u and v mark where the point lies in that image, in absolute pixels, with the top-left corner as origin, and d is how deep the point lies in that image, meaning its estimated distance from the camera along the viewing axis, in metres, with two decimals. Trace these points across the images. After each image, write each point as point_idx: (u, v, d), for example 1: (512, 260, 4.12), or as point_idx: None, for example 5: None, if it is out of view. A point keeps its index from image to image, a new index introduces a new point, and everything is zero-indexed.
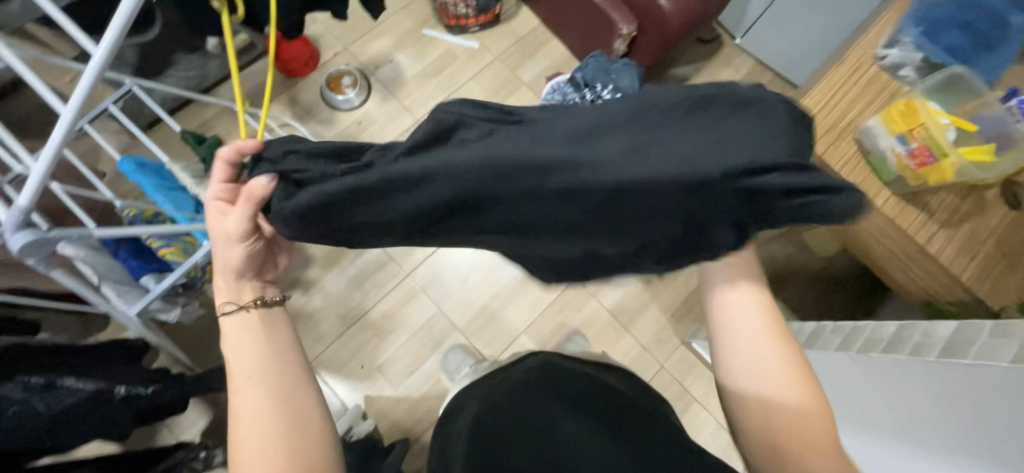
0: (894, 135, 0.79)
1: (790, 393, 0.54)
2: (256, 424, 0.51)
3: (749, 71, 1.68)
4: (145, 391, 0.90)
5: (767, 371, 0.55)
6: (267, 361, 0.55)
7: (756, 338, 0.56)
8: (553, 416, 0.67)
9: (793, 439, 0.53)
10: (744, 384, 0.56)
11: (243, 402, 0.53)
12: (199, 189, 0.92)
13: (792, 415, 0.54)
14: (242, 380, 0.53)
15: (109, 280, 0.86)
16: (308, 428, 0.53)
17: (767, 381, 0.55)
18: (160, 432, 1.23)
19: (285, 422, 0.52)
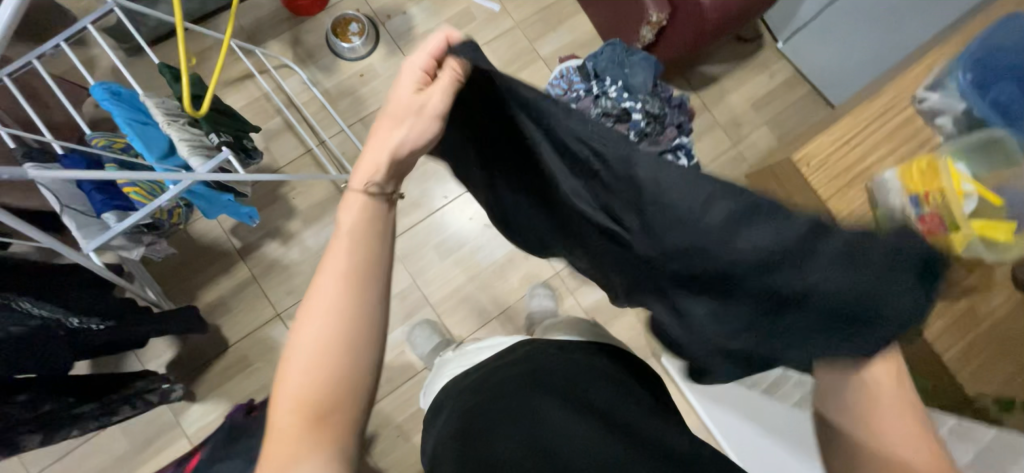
0: (907, 194, 0.71)
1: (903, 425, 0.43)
2: (313, 333, 0.46)
3: (784, 81, 1.54)
4: (97, 327, 0.91)
5: (882, 437, 0.44)
6: (348, 277, 0.47)
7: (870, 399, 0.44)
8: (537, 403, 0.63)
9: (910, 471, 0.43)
10: (845, 415, 0.45)
11: (313, 296, 0.47)
12: (172, 129, 0.88)
13: (899, 441, 0.43)
14: (330, 278, 0.46)
15: (70, 210, 0.85)
16: (358, 363, 0.47)
17: (876, 442, 0.44)
18: (128, 357, 1.26)
19: (327, 354, 0.45)
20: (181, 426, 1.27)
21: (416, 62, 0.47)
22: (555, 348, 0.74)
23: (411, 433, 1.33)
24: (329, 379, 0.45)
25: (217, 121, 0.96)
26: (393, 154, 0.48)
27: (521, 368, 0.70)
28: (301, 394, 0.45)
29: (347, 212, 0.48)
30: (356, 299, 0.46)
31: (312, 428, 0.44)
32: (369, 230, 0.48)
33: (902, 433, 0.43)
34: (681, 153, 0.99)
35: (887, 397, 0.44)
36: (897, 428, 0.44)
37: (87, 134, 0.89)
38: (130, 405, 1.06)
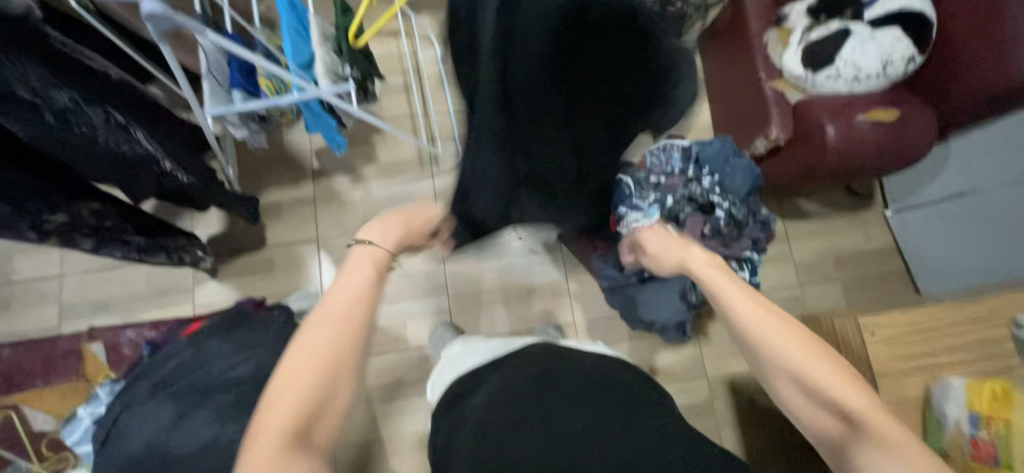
0: (968, 409, 0.72)
1: (766, 322, 0.64)
2: (304, 360, 0.60)
3: (879, 249, 1.47)
4: (182, 178, 1.00)
5: (733, 303, 0.68)
6: (353, 309, 0.64)
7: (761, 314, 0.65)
8: (559, 396, 0.74)
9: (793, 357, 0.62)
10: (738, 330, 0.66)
11: (306, 334, 0.61)
12: (320, 49, 0.99)
13: (764, 334, 0.64)
14: (343, 303, 0.64)
15: (212, 77, 0.96)
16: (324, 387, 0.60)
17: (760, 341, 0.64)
18: (183, 215, 1.38)
19: (328, 364, 0.61)
20: (193, 295, 1.36)
21: None
22: (573, 353, 0.86)
23: (374, 402, 1.34)
24: (318, 391, 0.59)
25: (358, 59, 1.05)
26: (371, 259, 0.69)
27: (535, 368, 0.80)
28: (296, 405, 0.58)
29: (355, 279, 0.66)
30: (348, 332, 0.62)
31: (297, 440, 0.56)
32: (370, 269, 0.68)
33: (796, 346, 0.62)
34: (744, 266, 0.99)
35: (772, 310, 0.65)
36: (797, 338, 0.63)
37: (256, 24, 1.01)
38: (167, 254, 1.14)
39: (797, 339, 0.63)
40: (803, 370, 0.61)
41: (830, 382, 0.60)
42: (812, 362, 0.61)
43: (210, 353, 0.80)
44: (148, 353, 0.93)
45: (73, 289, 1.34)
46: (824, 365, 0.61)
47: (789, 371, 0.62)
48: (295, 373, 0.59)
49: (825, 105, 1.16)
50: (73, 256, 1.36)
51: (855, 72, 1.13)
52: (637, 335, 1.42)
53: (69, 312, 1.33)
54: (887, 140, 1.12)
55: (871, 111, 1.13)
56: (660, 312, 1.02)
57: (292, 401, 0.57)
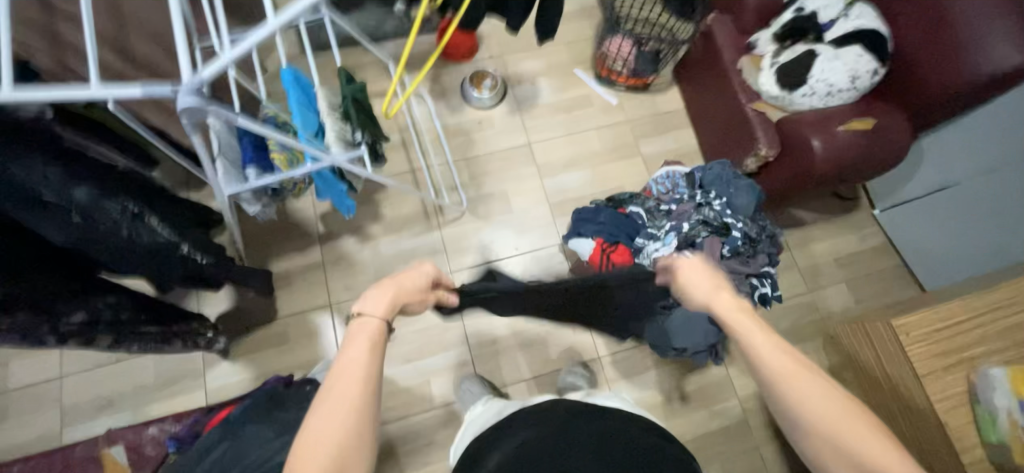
0: (1016, 398, 0.71)
1: (821, 395, 0.59)
2: (328, 417, 0.55)
3: (875, 247, 1.53)
4: (201, 260, 0.98)
5: (803, 396, 0.59)
6: (353, 384, 0.58)
7: (793, 382, 0.60)
8: (568, 464, 0.71)
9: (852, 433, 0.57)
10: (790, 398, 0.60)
11: (330, 393, 0.57)
12: (329, 120, 1.02)
13: (831, 416, 0.58)
14: (351, 371, 0.59)
15: (225, 158, 0.98)
16: (355, 432, 0.56)
17: (810, 408, 0.59)
18: (190, 296, 1.35)
19: (348, 432, 0.55)
20: (204, 379, 1.30)
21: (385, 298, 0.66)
22: (598, 417, 0.79)
23: (406, 468, 1.28)
24: None
25: (366, 123, 1.07)
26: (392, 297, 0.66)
27: (539, 450, 0.74)
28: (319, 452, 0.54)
29: (371, 303, 0.65)
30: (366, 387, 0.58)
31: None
32: (368, 343, 0.62)
33: (841, 412, 0.58)
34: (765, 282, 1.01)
35: (796, 373, 0.60)
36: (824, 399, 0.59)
37: (264, 102, 1.05)
38: (181, 340, 1.10)
39: (842, 405, 0.58)
40: (861, 453, 0.56)
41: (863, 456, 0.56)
42: (864, 439, 0.56)
43: (250, 442, 0.77)
44: (174, 449, 0.88)
45: (75, 389, 1.27)
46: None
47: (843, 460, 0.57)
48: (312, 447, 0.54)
49: (806, 120, 1.25)
50: (73, 353, 1.29)
51: (827, 88, 1.23)
52: (663, 361, 1.41)
53: (71, 415, 1.25)
54: (869, 145, 1.20)
55: (850, 122, 1.22)
56: (691, 337, 1.03)
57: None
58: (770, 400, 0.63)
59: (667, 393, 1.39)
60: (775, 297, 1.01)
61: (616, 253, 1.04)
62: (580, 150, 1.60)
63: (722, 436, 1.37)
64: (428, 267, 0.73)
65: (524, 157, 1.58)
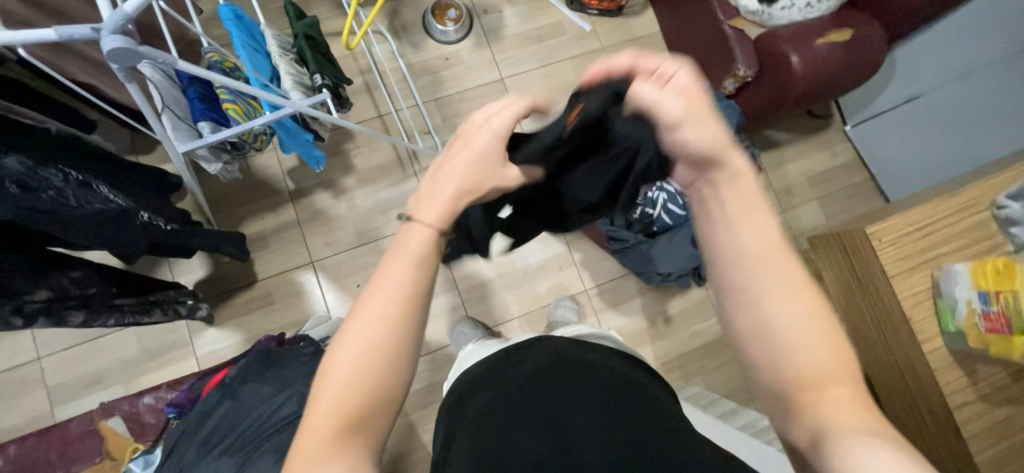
0: (976, 289, 0.76)
1: (794, 310, 0.45)
2: (359, 351, 0.44)
3: (845, 163, 1.58)
4: (163, 226, 0.92)
5: (782, 315, 0.45)
6: (403, 300, 0.46)
7: (772, 288, 0.45)
8: (563, 394, 0.68)
9: (816, 358, 0.44)
10: (750, 314, 0.46)
11: (354, 324, 0.45)
12: (282, 62, 0.93)
13: (792, 334, 0.45)
14: (384, 305, 0.45)
15: (171, 112, 0.88)
16: (395, 383, 0.45)
17: (779, 326, 0.45)
18: (161, 266, 1.29)
19: (380, 356, 0.44)
20: (191, 347, 1.28)
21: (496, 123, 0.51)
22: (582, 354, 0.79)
23: (410, 409, 1.33)
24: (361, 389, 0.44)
25: (324, 64, 0.99)
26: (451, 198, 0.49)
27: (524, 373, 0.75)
28: (350, 403, 0.43)
29: (404, 251, 0.47)
30: (409, 332, 0.45)
31: (346, 444, 0.43)
32: (416, 258, 0.47)
33: (801, 320, 0.45)
34: None
35: (781, 260, 0.46)
36: (793, 291, 0.45)
37: (205, 46, 0.93)
38: (160, 311, 1.06)
39: (819, 324, 0.45)
40: (810, 374, 0.44)
41: (813, 374, 0.44)
42: (822, 359, 0.45)
43: (252, 400, 0.77)
44: (174, 415, 0.88)
45: (56, 369, 1.24)
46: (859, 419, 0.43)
47: (800, 384, 0.44)
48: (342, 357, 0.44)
49: (786, 33, 1.21)
50: (47, 334, 1.24)
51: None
52: (647, 288, 1.47)
53: (58, 394, 1.23)
54: (846, 57, 1.18)
55: (828, 33, 1.19)
56: (675, 261, 1.06)
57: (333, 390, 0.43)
58: (722, 295, 0.48)
59: (652, 318, 1.46)
60: None
61: None
62: (555, 83, 1.54)
63: (704, 352, 1.46)
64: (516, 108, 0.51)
65: (498, 93, 1.51)
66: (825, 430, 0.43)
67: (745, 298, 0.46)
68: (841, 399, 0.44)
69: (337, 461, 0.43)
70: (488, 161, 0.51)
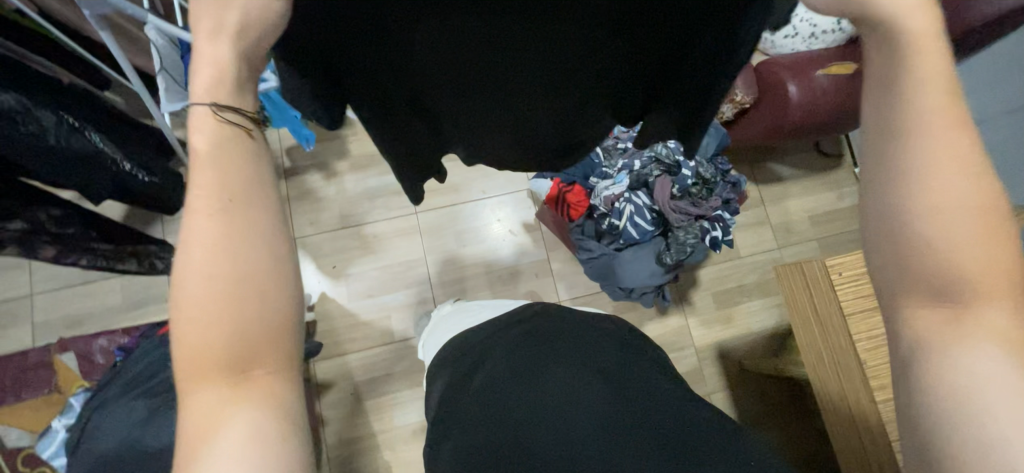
0: None
1: (964, 190, 0.41)
2: (195, 283, 0.41)
3: (851, 206, 1.53)
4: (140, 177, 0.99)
5: (948, 201, 0.41)
6: (221, 226, 0.41)
7: (937, 167, 0.41)
8: (550, 362, 0.77)
9: (972, 258, 0.42)
10: (902, 210, 0.42)
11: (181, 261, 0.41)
12: None
13: (953, 223, 0.41)
14: (200, 203, 0.42)
15: (167, 74, 0.94)
16: (253, 303, 0.41)
17: (935, 215, 0.41)
18: (153, 223, 1.35)
19: (228, 285, 0.41)
20: None
21: None
22: (569, 319, 0.87)
23: (366, 396, 1.33)
24: (227, 330, 0.40)
25: None
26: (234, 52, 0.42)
27: (516, 339, 0.83)
28: (210, 343, 0.40)
29: (194, 133, 0.42)
30: (230, 230, 0.41)
31: (234, 380, 0.41)
32: (222, 159, 0.43)
33: (965, 226, 0.41)
34: (716, 225, 0.99)
35: (956, 129, 0.41)
36: (967, 182, 0.41)
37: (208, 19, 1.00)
38: (137, 260, 1.12)
39: (979, 214, 0.41)
40: (961, 273, 0.42)
41: (966, 277, 0.42)
42: (978, 258, 0.42)
43: None
44: (121, 358, 0.91)
45: (44, 307, 1.31)
46: (996, 337, 0.42)
47: (939, 292, 0.42)
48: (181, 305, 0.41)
49: (788, 62, 1.18)
50: (42, 273, 1.33)
51: (812, 29, 1.16)
52: (624, 308, 1.42)
53: (40, 331, 1.30)
54: (845, 91, 1.14)
55: (829, 66, 1.15)
56: (639, 276, 1.02)
57: (190, 338, 0.41)
58: (870, 196, 0.44)
59: None
60: (725, 242, 0.99)
61: (571, 193, 1.02)
62: None
63: None
64: None
65: None
66: (956, 353, 0.42)
67: (903, 183, 0.42)
68: (990, 319, 0.42)
69: (242, 400, 0.41)
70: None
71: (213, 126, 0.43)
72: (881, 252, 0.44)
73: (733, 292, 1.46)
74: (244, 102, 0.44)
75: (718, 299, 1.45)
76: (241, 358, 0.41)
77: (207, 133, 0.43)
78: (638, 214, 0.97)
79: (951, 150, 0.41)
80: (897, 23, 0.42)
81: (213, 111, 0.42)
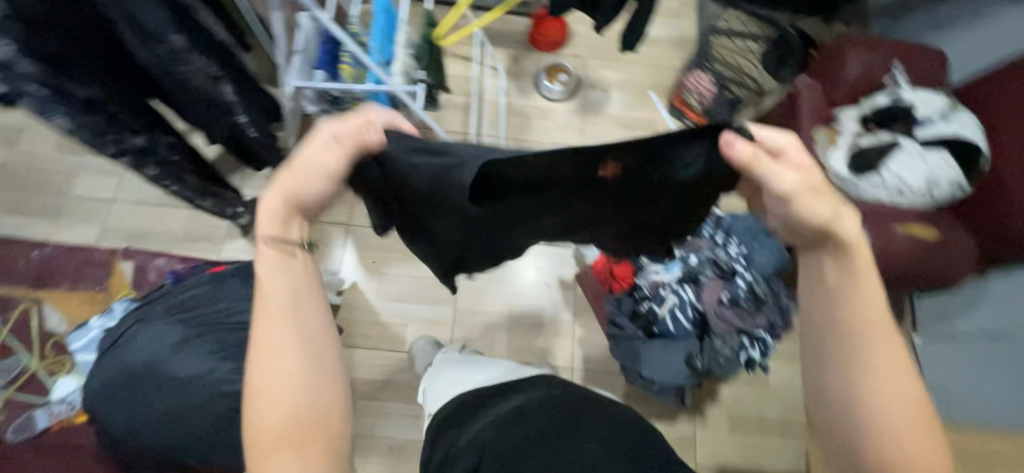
0: None
1: (890, 360, 0.56)
2: (280, 372, 0.53)
3: None
4: (249, 133, 1.10)
5: (877, 369, 0.56)
6: (295, 330, 0.54)
7: (872, 344, 0.57)
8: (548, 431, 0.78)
9: (905, 417, 0.55)
10: (848, 370, 0.57)
11: (263, 357, 0.54)
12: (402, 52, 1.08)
13: (886, 387, 0.56)
14: (275, 309, 0.55)
15: (303, 55, 1.06)
16: (323, 388, 0.55)
17: (871, 380, 0.56)
18: (236, 172, 1.48)
19: (298, 373, 0.54)
20: (221, 247, 1.43)
21: (326, 133, 0.57)
22: (568, 391, 0.88)
23: (358, 395, 1.33)
24: (297, 412, 0.53)
25: (433, 67, 1.14)
26: (284, 199, 0.57)
27: (511, 408, 0.83)
28: (291, 413, 0.53)
29: (268, 267, 0.55)
30: (301, 328, 0.55)
31: (304, 446, 0.53)
32: (300, 291, 0.56)
33: (900, 385, 0.56)
34: (755, 345, 0.96)
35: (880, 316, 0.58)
36: (892, 353, 0.57)
37: (351, 18, 1.11)
38: (213, 200, 1.21)
39: (907, 382, 0.56)
40: (898, 429, 0.55)
41: (901, 432, 0.55)
42: (907, 415, 0.56)
43: (227, 292, 0.83)
44: (170, 282, 0.98)
45: (118, 214, 1.44)
46: None
47: (890, 442, 0.55)
48: (268, 388, 0.53)
49: (865, 209, 1.17)
50: (130, 184, 1.47)
51: (899, 184, 1.16)
52: (634, 396, 1.37)
53: (107, 234, 1.41)
54: (918, 253, 1.12)
55: (908, 224, 1.13)
56: (662, 369, 1.00)
57: (272, 413, 0.53)
58: (823, 354, 0.60)
59: None
60: (760, 363, 0.96)
61: (620, 268, 1.09)
62: None
63: None
64: (330, 138, 0.57)
65: None
66: None
67: (847, 350, 0.57)
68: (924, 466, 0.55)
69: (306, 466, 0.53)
70: (325, 166, 0.57)
71: (282, 262, 0.56)
72: (834, 406, 0.59)
73: (751, 419, 1.38)
74: (293, 234, 0.57)
75: (733, 420, 1.37)
76: (313, 429, 0.54)
77: (279, 269, 0.56)
78: (681, 308, 0.99)
79: (881, 330, 0.57)
80: (833, 218, 0.58)
81: (273, 247, 0.56)
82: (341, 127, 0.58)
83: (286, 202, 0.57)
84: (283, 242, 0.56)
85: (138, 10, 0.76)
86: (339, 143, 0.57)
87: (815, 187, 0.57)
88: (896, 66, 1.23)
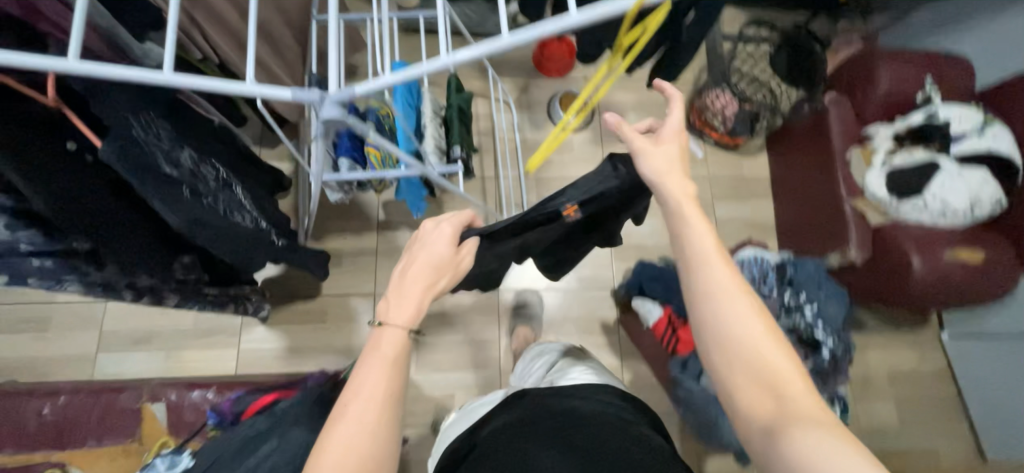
0: None
1: (742, 306, 0.55)
2: (343, 454, 0.53)
3: (932, 369, 1.48)
4: (277, 243, 0.93)
5: (737, 331, 0.54)
6: (370, 407, 0.55)
7: (723, 302, 0.55)
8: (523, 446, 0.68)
9: (778, 371, 0.53)
10: (715, 339, 0.56)
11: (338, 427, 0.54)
12: (431, 129, 0.99)
13: (750, 349, 0.54)
14: (364, 381, 0.57)
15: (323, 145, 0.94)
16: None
17: (726, 342, 0.55)
18: None
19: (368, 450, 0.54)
20: (239, 337, 1.31)
21: (442, 230, 0.70)
22: (557, 401, 0.79)
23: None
24: None
25: (464, 135, 1.03)
26: (422, 284, 0.66)
27: (492, 432, 0.75)
28: None
29: (387, 342, 0.60)
30: (383, 414, 0.56)
31: None
32: (388, 359, 0.59)
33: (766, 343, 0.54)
34: (837, 405, 0.95)
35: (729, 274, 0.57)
36: (744, 303, 0.56)
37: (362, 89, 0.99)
38: (235, 305, 1.10)
39: (764, 322, 0.55)
40: (770, 382, 0.52)
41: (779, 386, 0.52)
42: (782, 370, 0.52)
43: (295, 445, 0.78)
44: (214, 421, 0.88)
45: (116, 317, 1.29)
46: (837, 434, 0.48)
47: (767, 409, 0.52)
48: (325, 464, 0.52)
49: (911, 233, 1.17)
50: None
51: (942, 207, 1.16)
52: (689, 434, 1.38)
53: (108, 342, 1.27)
54: (968, 279, 1.14)
55: (959, 249, 1.15)
56: None
57: None
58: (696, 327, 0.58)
59: None
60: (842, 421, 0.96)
61: (683, 329, 1.09)
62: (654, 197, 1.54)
63: None
64: (449, 231, 0.70)
65: None
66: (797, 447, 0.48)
67: (707, 313, 0.56)
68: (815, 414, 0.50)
69: None
70: (443, 258, 0.68)
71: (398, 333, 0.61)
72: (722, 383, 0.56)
73: None
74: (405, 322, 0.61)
75: None
76: None
77: (393, 341, 0.61)
78: None
79: (731, 279, 0.57)
80: (664, 183, 0.63)
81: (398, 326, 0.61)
82: (459, 221, 0.72)
83: (427, 290, 0.66)
84: (402, 325, 0.61)
85: (137, 154, 0.60)
86: (451, 241, 0.70)
87: (664, 156, 0.65)
88: (927, 80, 1.26)
